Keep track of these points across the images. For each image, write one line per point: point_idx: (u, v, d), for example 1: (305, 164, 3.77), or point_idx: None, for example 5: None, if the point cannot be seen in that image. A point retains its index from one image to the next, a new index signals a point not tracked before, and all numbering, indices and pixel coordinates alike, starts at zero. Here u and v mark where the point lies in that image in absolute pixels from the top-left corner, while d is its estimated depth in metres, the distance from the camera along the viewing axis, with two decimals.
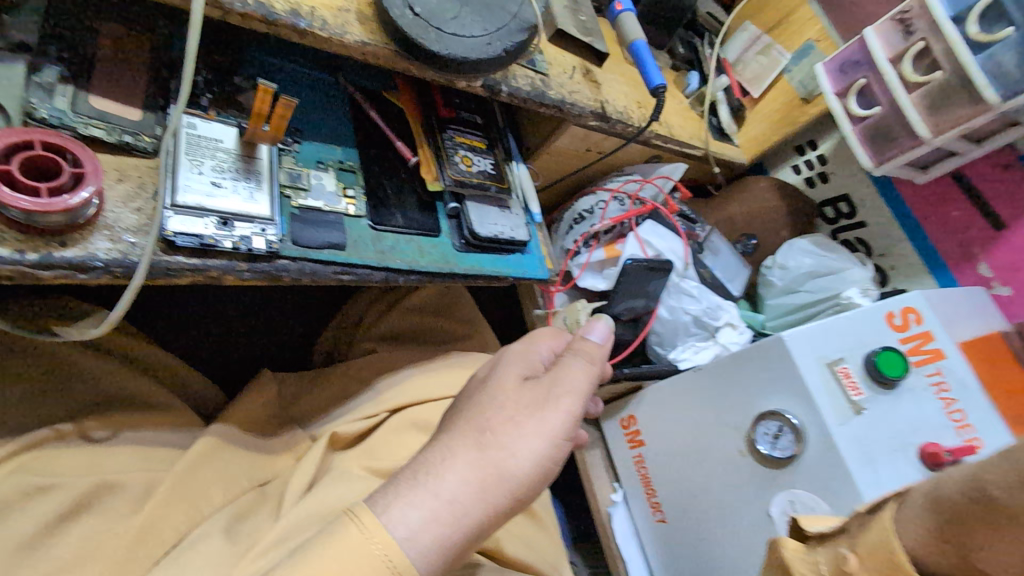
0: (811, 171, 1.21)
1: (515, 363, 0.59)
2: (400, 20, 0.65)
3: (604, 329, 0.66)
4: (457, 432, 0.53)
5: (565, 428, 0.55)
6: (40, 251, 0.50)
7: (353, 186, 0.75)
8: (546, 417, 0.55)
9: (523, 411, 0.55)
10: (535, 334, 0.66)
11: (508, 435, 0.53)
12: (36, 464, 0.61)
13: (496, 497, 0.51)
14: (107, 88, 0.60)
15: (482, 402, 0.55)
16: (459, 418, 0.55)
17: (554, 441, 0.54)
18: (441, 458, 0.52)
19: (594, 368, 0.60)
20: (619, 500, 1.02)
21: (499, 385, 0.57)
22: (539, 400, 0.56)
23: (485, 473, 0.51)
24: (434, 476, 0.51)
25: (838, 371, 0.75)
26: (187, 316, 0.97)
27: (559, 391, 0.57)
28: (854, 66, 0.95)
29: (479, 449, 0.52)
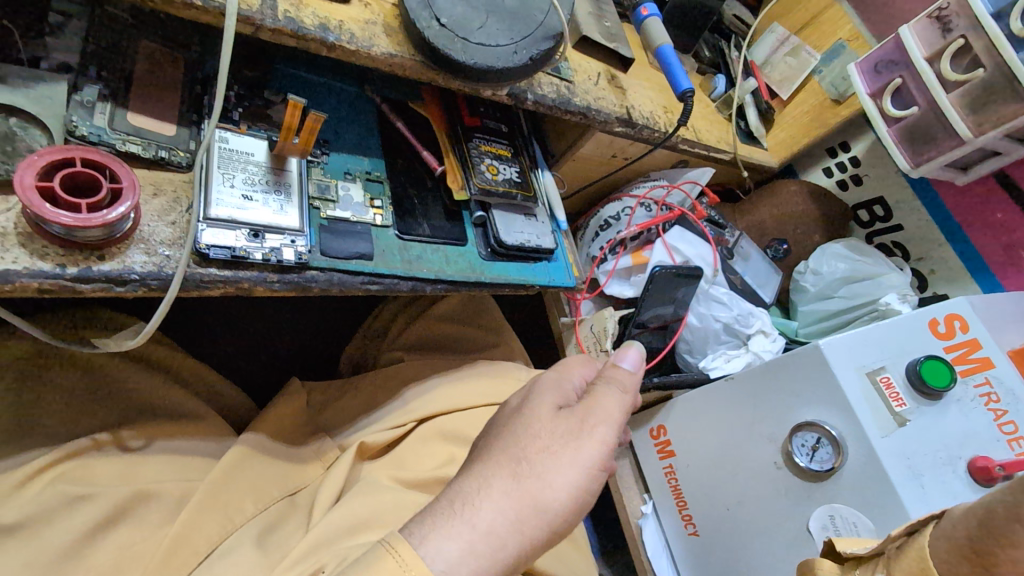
0: (844, 173, 1.18)
1: (549, 391, 0.58)
2: (427, 32, 0.65)
3: (635, 356, 0.64)
4: (492, 462, 0.53)
5: (601, 458, 0.54)
6: (79, 265, 0.52)
7: (381, 196, 0.76)
8: (582, 447, 0.54)
9: (559, 441, 0.54)
10: (566, 361, 0.64)
11: (544, 466, 0.52)
12: (74, 474, 0.62)
13: (533, 529, 0.51)
14: (143, 103, 0.61)
15: (517, 431, 0.55)
16: (493, 447, 0.55)
17: (590, 472, 0.54)
18: (477, 489, 0.51)
19: (627, 398, 0.59)
20: (648, 512, 1.00)
21: (534, 414, 0.56)
22: (575, 430, 0.55)
23: (521, 505, 0.51)
24: (470, 506, 0.50)
25: (879, 381, 0.72)
26: (218, 326, 0.98)
27: (594, 420, 0.56)
28: (890, 66, 0.92)
29: (515, 479, 0.51)
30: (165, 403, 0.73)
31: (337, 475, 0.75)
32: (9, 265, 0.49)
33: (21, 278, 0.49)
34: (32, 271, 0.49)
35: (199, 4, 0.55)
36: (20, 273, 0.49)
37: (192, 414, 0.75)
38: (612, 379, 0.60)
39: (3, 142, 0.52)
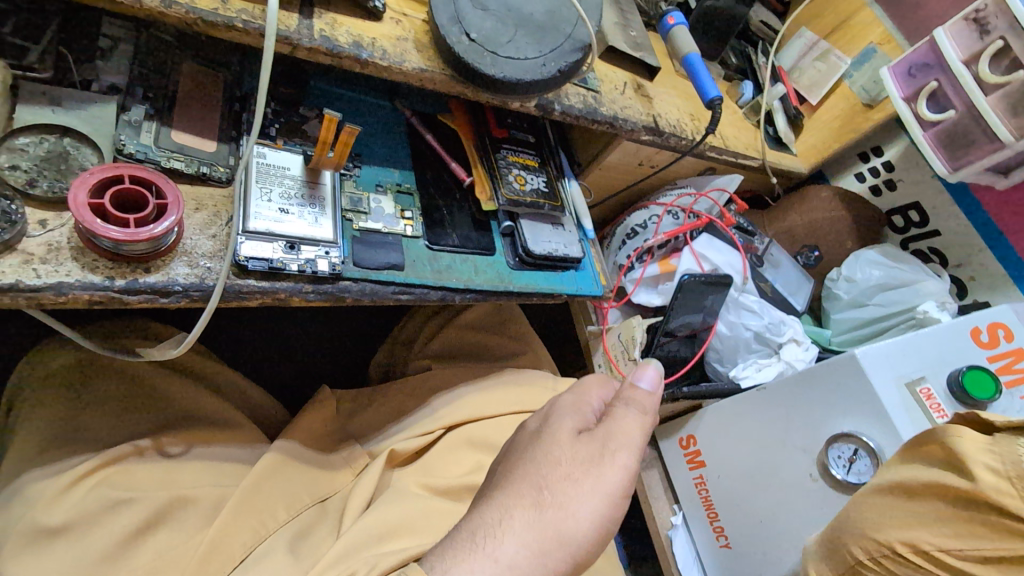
0: (876, 179, 1.15)
1: (568, 415, 0.58)
2: (457, 47, 0.66)
3: (654, 376, 0.61)
4: (513, 490, 0.52)
5: (621, 484, 0.54)
6: (127, 277, 0.54)
7: (411, 208, 0.77)
8: (603, 473, 0.53)
9: (580, 468, 0.53)
10: (582, 381, 0.63)
11: (567, 495, 0.52)
12: (117, 479, 0.63)
13: (556, 559, 0.50)
14: (186, 122, 0.63)
15: (537, 457, 0.54)
16: (513, 474, 0.54)
17: (610, 500, 0.53)
18: (498, 519, 0.50)
19: (648, 419, 0.58)
20: (678, 523, 0.98)
21: (554, 438, 0.55)
22: (596, 455, 0.54)
23: (544, 536, 0.50)
24: (494, 538, 0.49)
25: (918, 392, 0.70)
26: (249, 334, 1.01)
27: (615, 444, 0.55)
28: (924, 69, 0.90)
29: (538, 509, 0.51)
30: (203, 411, 0.75)
31: (368, 483, 0.75)
32: (62, 277, 0.51)
33: (73, 290, 0.51)
34: (84, 283, 0.51)
35: (241, 26, 0.57)
36: (72, 286, 0.51)
37: (228, 421, 0.76)
38: (628, 402, 0.58)
39: (57, 161, 0.55)
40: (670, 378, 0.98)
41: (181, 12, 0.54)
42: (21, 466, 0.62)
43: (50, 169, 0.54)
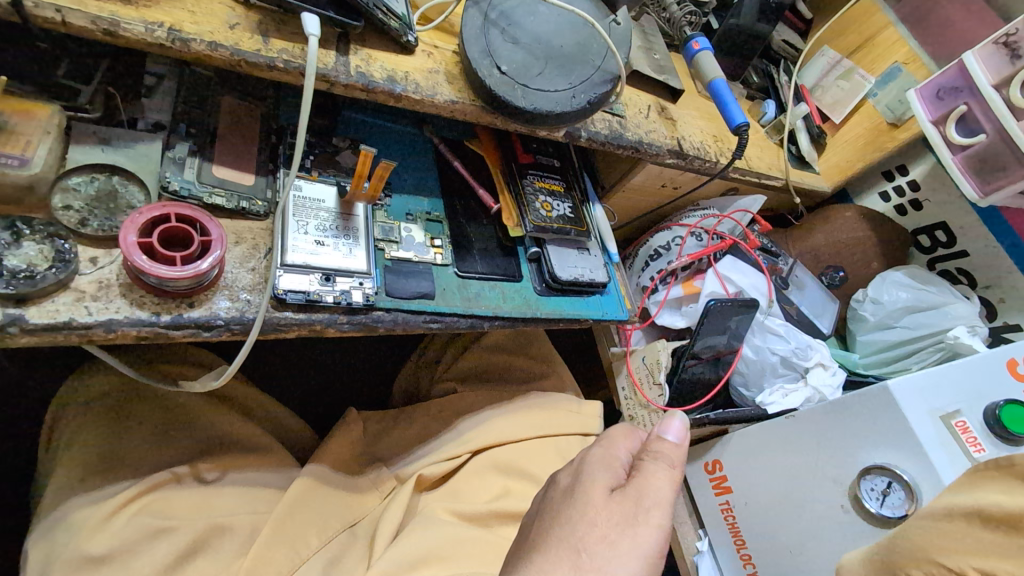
0: (902, 198, 1.14)
1: (598, 472, 0.57)
2: (488, 80, 0.67)
3: (679, 427, 0.60)
4: (550, 552, 0.51)
5: (658, 544, 0.52)
6: (172, 313, 0.55)
7: (440, 236, 0.78)
8: (640, 534, 0.52)
9: (616, 529, 0.52)
10: (610, 434, 0.62)
11: (605, 558, 0.50)
12: (156, 506, 0.65)
13: None
14: (226, 156, 0.64)
15: (572, 518, 0.53)
16: (547, 534, 0.53)
17: (648, 562, 0.51)
18: None
19: (678, 474, 0.56)
20: (704, 548, 0.97)
21: (586, 498, 0.54)
22: (630, 515, 0.53)
23: None
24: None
25: (955, 424, 0.69)
26: (275, 356, 1.03)
27: (648, 503, 0.54)
28: (954, 93, 0.89)
29: (577, 573, 0.49)
30: (236, 436, 0.76)
31: (395, 508, 0.75)
32: (111, 314, 0.52)
33: (122, 326, 0.52)
34: (132, 319, 0.53)
35: (282, 65, 0.58)
36: (121, 322, 0.52)
37: (259, 445, 0.77)
38: (660, 457, 0.57)
39: (106, 200, 0.56)
40: (695, 402, 0.97)
41: (226, 54, 0.56)
42: (64, 493, 0.64)
43: (100, 208, 0.56)
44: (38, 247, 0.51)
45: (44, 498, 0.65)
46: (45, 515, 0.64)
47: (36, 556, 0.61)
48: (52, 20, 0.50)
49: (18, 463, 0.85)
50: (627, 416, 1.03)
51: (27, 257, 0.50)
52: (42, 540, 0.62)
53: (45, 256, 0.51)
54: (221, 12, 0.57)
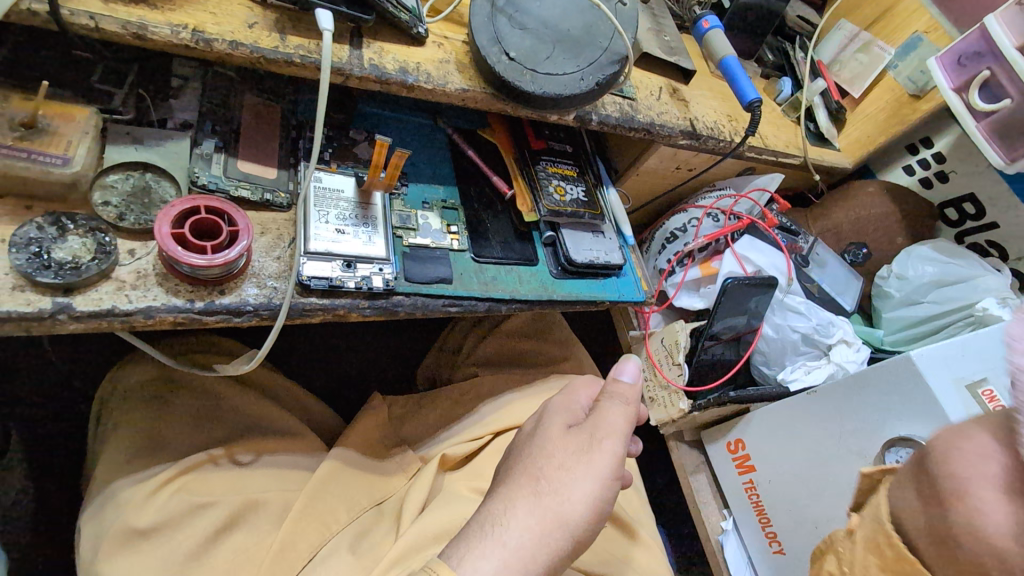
0: (927, 171, 1.11)
1: (558, 412, 0.60)
2: (497, 66, 0.69)
3: (634, 368, 0.61)
4: (513, 483, 0.55)
5: (613, 469, 0.56)
6: (205, 300, 0.58)
7: (456, 223, 0.79)
8: (595, 459, 0.56)
9: (572, 457, 0.56)
10: (572, 383, 0.65)
11: (562, 481, 0.54)
12: (192, 486, 0.68)
13: (559, 541, 0.53)
14: (249, 152, 0.67)
15: (533, 451, 0.57)
16: (512, 468, 0.57)
17: (604, 484, 0.55)
18: (503, 509, 0.53)
19: (632, 409, 0.59)
20: (729, 528, 0.97)
21: (545, 434, 0.58)
22: (585, 444, 0.56)
23: (545, 522, 0.52)
24: (499, 526, 0.52)
25: (981, 394, 0.67)
26: (303, 350, 1.06)
27: (602, 433, 0.57)
28: (976, 58, 0.86)
29: (537, 496, 0.54)
30: (270, 420, 0.80)
31: (420, 486, 0.77)
32: (150, 302, 0.56)
33: (160, 313, 0.56)
34: (168, 306, 0.56)
35: (299, 61, 0.61)
36: (159, 308, 0.56)
37: (291, 430, 0.81)
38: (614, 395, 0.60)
39: (141, 195, 0.60)
40: (716, 381, 0.97)
41: (246, 52, 0.59)
42: (111, 473, 0.68)
43: (136, 203, 0.59)
44: (81, 240, 0.55)
45: (93, 479, 0.69)
46: (95, 495, 0.68)
47: (89, 532, 0.65)
48: (88, 27, 0.53)
49: (67, 451, 0.90)
50: (647, 398, 1.04)
51: (71, 250, 0.54)
52: (93, 518, 0.66)
53: (88, 249, 0.55)
54: (240, 12, 0.60)
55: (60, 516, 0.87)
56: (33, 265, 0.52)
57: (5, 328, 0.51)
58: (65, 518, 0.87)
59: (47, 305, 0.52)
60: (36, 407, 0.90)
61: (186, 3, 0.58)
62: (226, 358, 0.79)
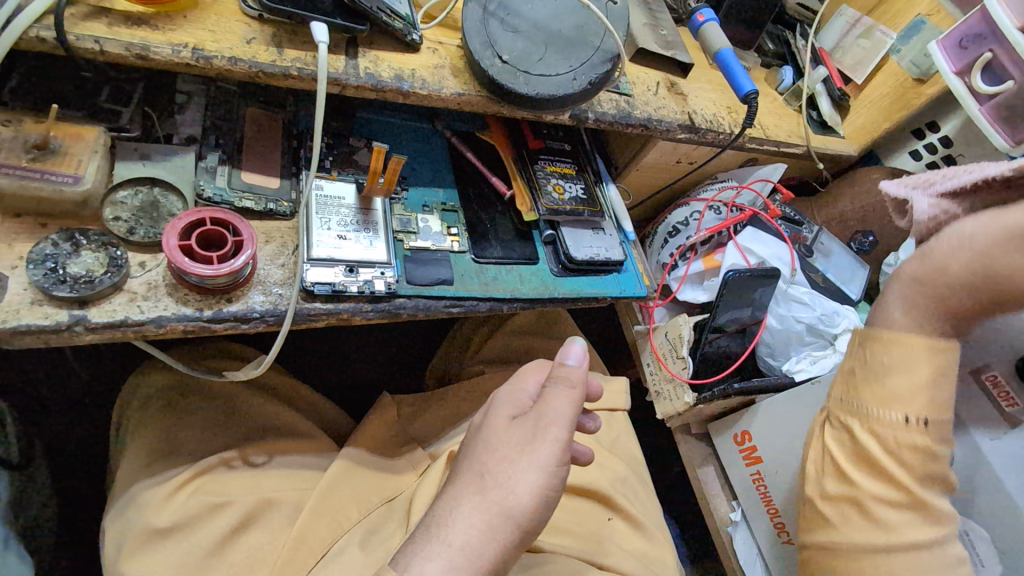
0: (934, 155, 1.09)
1: (504, 403, 0.61)
2: (490, 70, 0.70)
3: (579, 351, 0.63)
4: (459, 481, 0.57)
5: (558, 456, 0.57)
6: (213, 308, 0.60)
7: (456, 224, 0.81)
8: (537, 449, 0.56)
9: (515, 450, 0.57)
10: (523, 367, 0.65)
11: (505, 475, 0.55)
12: (208, 486, 0.71)
13: (506, 534, 0.55)
14: (253, 163, 0.69)
15: (479, 446, 0.58)
16: (460, 464, 0.59)
17: (548, 472, 0.56)
18: (449, 509, 0.55)
19: (578, 392, 0.59)
20: (739, 519, 0.97)
21: (490, 428, 0.59)
22: (528, 436, 0.57)
23: (489, 517, 0.54)
24: (445, 527, 0.54)
25: (985, 380, 0.68)
26: (313, 354, 1.09)
27: (546, 422, 0.58)
28: (977, 40, 0.85)
29: (481, 493, 0.55)
30: (282, 422, 0.82)
31: (429, 483, 0.79)
32: (160, 311, 0.58)
33: (170, 321, 0.58)
34: (178, 315, 0.59)
35: (296, 73, 0.63)
36: (169, 317, 0.58)
37: (303, 431, 0.83)
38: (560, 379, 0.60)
39: (150, 209, 0.62)
40: (721, 373, 0.98)
41: (245, 67, 0.60)
42: (132, 476, 0.71)
43: (145, 218, 0.61)
44: (94, 255, 0.57)
45: (115, 482, 0.72)
46: (118, 496, 0.71)
47: (112, 532, 0.68)
48: (93, 50, 0.55)
49: (94, 455, 0.94)
50: (653, 392, 1.04)
51: (85, 264, 0.57)
52: (116, 519, 0.69)
53: (101, 263, 0.57)
54: (238, 28, 0.62)
55: (88, 517, 0.91)
56: (49, 280, 0.54)
57: (26, 341, 0.54)
58: (93, 519, 0.91)
59: (64, 317, 0.54)
60: (62, 413, 0.94)
61: (185, 22, 0.60)
62: (237, 363, 0.81)
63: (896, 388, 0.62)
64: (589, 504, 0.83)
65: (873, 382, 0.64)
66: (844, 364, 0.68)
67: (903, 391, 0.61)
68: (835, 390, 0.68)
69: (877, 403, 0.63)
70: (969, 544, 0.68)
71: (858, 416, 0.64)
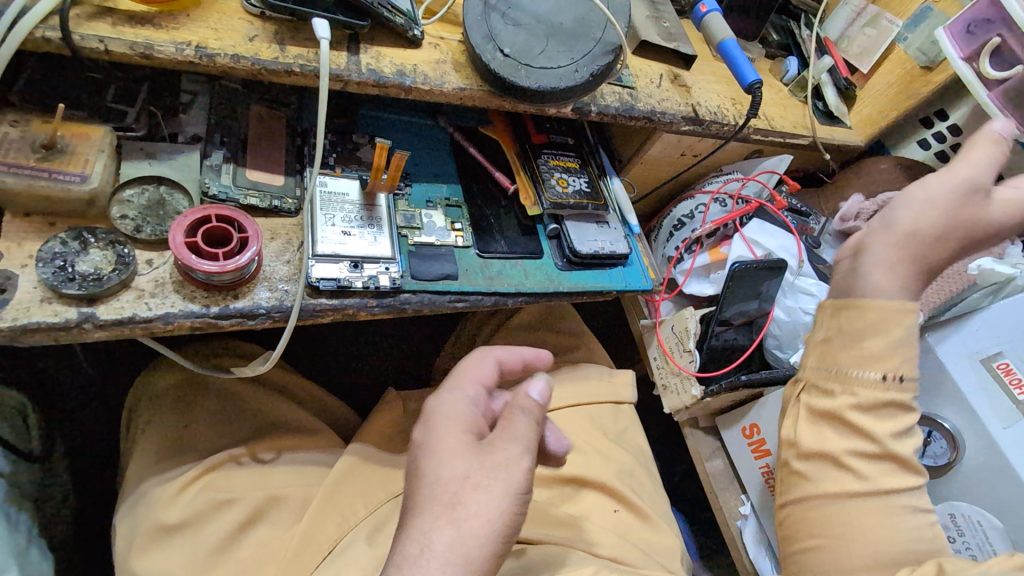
0: (942, 144, 1.08)
1: (456, 420, 0.55)
2: (492, 64, 0.70)
3: (544, 386, 0.58)
4: (424, 516, 0.50)
5: (531, 474, 0.53)
6: (220, 304, 0.61)
7: (460, 220, 0.81)
8: (510, 469, 0.52)
9: (485, 472, 0.51)
10: (462, 376, 0.60)
11: (478, 502, 0.50)
12: (217, 482, 0.71)
13: (484, 566, 0.49)
14: (258, 161, 0.70)
15: (436, 469, 0.52)
16: (416, 495, 0.52)
17: (523, 492, 0.52)
18: (418, 550, 0.48)
19: (544, 405, 0.56)
20: (748, 513, 0.96)
21: (450, 450, 0.53)
22: (497, 456, 0.52)
23: (466, 551, 0.49)
24: (417, 571, 0.47)
25: (996, 368, 0.69)
26: (320, 352, 1.09)
27: (515, 439, 0.53)
28: (985, 25, 0.84)
29: (454, 527, 0.49)
30: (289, 419, 0.83)
31: None
32: (168, 308, 0.58)
33: (177, 318, 0.59)
34: (185, 312, 0.59)
35: (299, 70, 0.63)
36: (177, 314, 0.59)
37: (310, 428, 0.83)
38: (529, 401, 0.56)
39: (156, 208, 0.62)
40: (728, 366, 0.97)
41: (248, 65, 0.61)
42: (142, 472, 0.71)
43: (151, 216, 0.62)
44: (102, 253, 0.58)
45: (126, 478, 0.73)
46: (129, 493, 0.72)
47: (123, 527, 0.69)
48: (97, 50, 0.55)
49: (106, 453, 0.95)
50: (660, 386, 1.04)
51: (93, 262, 0.57)
52: (127, 515, 0.70)
53: (109, 261, 0.58)
54: (240, 26, 0.62)
55: (102, 515, 0.92)
56: (59, 278, 0.55)
57: (36, 338, 0.54)
58: (105, 517, 0.92)
59: (73, 315, 0.55)
60: (74, 413, 0.95)
61: (189, 21, 0.60)
62: (245, 360, 0.82)
63: (874, 349, 0.61)
64: (595, 498, 0.83)
65: (849, 348, 0.63)
66: (815, 333, 0.66)
67: (879, 354, 0.61)
68: (809, 358, 0.67)
69: (852, 366, 0.62)
70: (980, 532, 0.68)
71: (835, 382, 0.64)
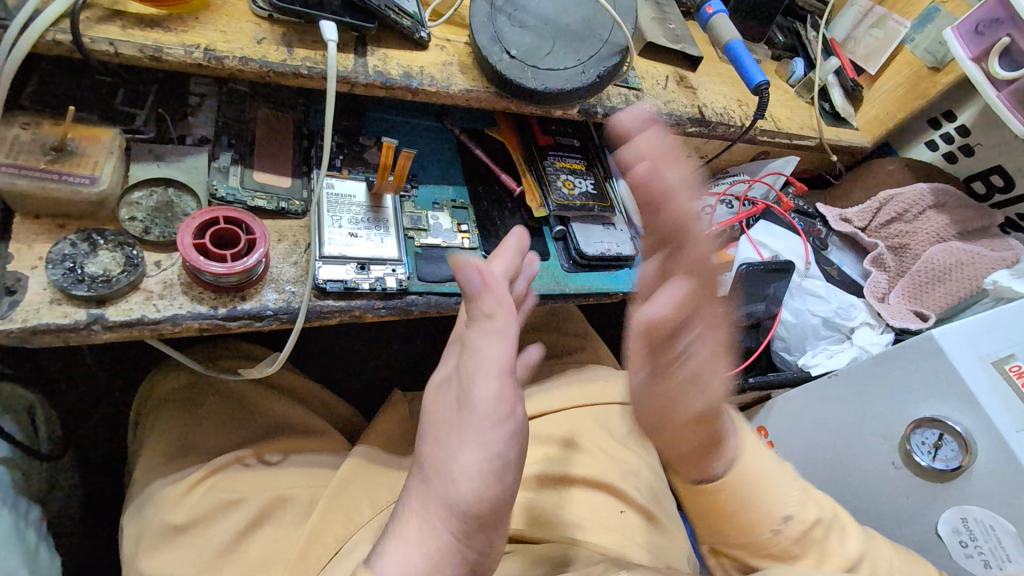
0: (951, 145, 1.07)
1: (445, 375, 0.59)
2: (498, 65, 0.70)
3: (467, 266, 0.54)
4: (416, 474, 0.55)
5: (494, 408, 0.53)
6: (227, 306, 0.61)
7: (466, 222, 0.81)
8: (471, 409, 0.53)
9: (451, 419, 0.54)
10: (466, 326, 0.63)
11: (444, 447, 0.53)
12: (224, 483, 0.72)
13: (457, 509, 0.51)
14: (265, 163, 0.70)
15: (426, 425, 0.56)
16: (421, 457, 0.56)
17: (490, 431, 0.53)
18: (407, 509, 0.52)
19: (497, 322, 0.55)
20: None
21: (434, 409, 0.57)
22: (460, 400, 0.54)
23: (438, 499, 0.51)
24: (403, 526, 0.51)
25: (1007, 370, 0.69)
26: (326, 353, 1.09)
27: (470, 378, 0.54)
28: (994, 25, 0.83)
29: (430, 479, 0.53)
30: (296, 420, 0.83)
31: None
32: (176, 309, 0.59)
33: (186, 320, 0.59)
34: (193, 313, 0.59)
35: (307, 72, 0.63)
36: (185, 315, 0.59)
37: (316, 430, 0.83)
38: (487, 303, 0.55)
39: (165, 210, 0.63)
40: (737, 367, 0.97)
41: (256, 67, 0.61)
42: (150, 473, 0.72)
43: (160, 218, 0.62)
44: (111, 255, 0.58)
45: (134, 479, 0.73)
46: (137, 494, 0.72)
47: (131, 528, 0.69)
48: (107, 52, 0.55)
49: (112, 456, 0.95)
50: None
51: (102, 264, 0.57)
52: (135, 516, 0.70)
53: (118, 262, 0.58)
54: (248, 29, 0.63)
55: (108, 517, 0.92)
56: (68, 279, 0.55)
57: (46, 340, 0.55)
58: (112, 518, 0.92)
59: (82, 316, 0.55)
60: (80, 415, 0.95)
61: (197, 23, 0.61)
62: (251, 361, 0.82)
63: (761, 526, 0.66)
64: (602, 498, 0.82)
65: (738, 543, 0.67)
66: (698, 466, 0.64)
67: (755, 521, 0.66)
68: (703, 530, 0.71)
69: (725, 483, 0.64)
70: (991, 536, 0.69)
71: (737, 549, 0.68)
